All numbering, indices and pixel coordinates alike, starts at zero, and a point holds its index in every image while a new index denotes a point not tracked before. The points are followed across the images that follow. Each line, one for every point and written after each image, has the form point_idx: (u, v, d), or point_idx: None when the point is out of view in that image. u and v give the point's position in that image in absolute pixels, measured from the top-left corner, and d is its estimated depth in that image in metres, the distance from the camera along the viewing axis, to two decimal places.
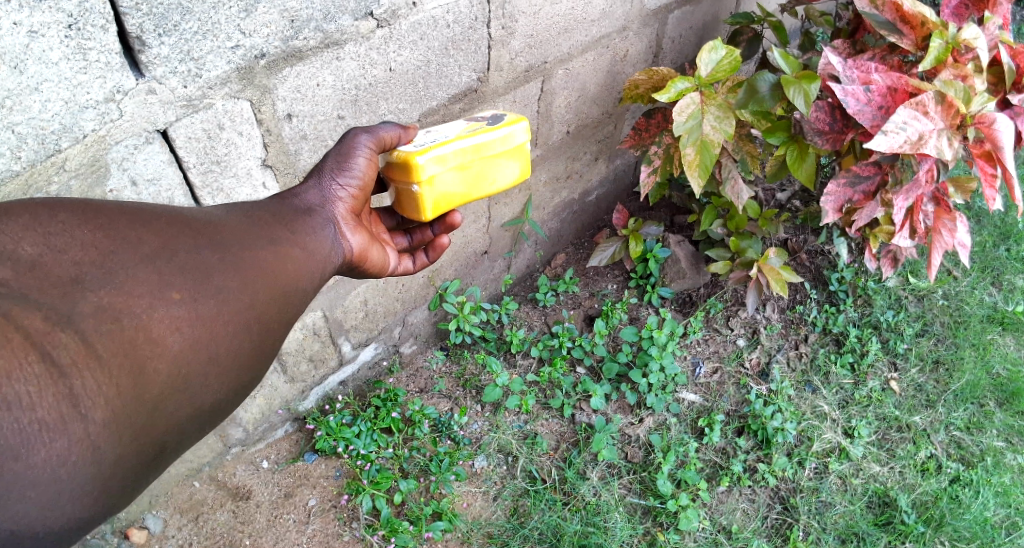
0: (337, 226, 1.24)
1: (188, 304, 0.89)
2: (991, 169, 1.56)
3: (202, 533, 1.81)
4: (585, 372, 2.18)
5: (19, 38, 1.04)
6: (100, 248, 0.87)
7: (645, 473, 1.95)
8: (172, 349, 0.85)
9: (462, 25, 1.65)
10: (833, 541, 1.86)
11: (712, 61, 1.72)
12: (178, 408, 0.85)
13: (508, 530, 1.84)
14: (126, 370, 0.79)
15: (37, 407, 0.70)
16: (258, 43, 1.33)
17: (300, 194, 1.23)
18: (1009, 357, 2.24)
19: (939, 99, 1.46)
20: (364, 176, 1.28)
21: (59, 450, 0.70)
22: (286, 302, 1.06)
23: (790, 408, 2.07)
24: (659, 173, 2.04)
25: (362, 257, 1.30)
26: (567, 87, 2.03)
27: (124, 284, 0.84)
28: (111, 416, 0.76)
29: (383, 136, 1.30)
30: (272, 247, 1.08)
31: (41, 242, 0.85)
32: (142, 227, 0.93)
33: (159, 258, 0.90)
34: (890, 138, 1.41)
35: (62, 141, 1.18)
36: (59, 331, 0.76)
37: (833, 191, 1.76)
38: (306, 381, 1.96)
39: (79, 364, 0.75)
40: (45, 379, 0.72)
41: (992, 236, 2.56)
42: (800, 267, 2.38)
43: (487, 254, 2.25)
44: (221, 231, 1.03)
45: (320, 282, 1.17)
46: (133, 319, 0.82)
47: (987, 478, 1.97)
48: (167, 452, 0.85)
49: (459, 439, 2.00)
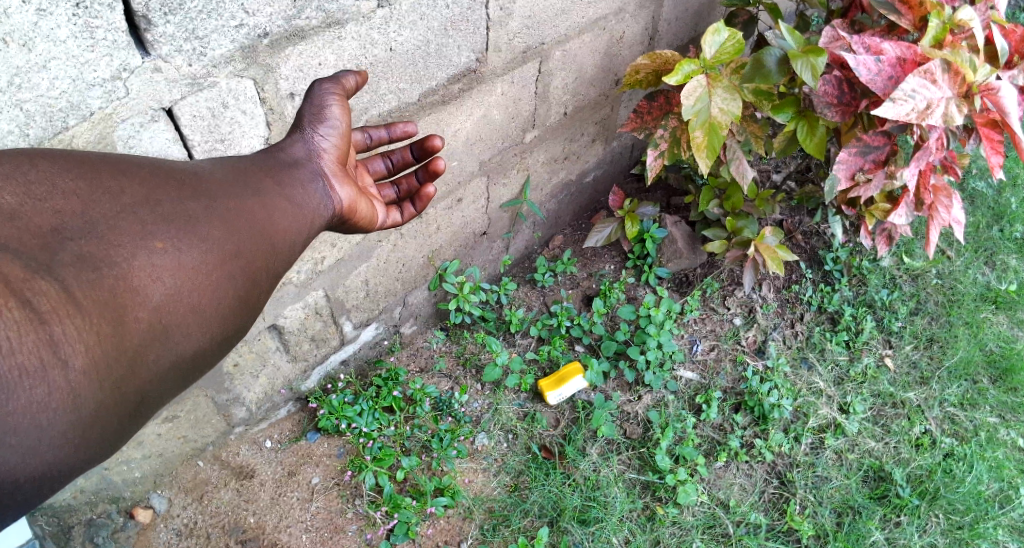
0: (325, 179, 1.24)
1: (170, 254, 0.91)
2: (996, 136, 1.63)
3: (208, 511, 1.84)
4: (584, 351, 2.20)
5: (28, 16, 1.07)
6: (81, 198, 0.89)
7: (643, 449, 1.98)
8: (152, 300, 0.87)
9: (460, 6, 1.67)
10: (828, 514, 1.89)
11: (716, 42, 1.72)
12: (159, 358, 0.87)
13: (508, 505, 1.87)
14: (106, 319, 0.81)
15: (17, 352, 0.72)
16: (262, 22, 1.35)
17: (285, 148, 1.23)
18: (1003, 334, 2.27)
19: (945, 67, 1.51)
20: (342, 125, 1.27)
21: (40, 397, 0.73)
22: (272, 255, 1.07)
23: (786, 385, 2.10)
24: (666, 157, 2.06)
25: (352, 210, 1.29)
26: (563, 69, 2.06)
27: (107, 235, 0.87)
28: (90, 363, 0.78)
29: (344, 83, 1.29)
30: (257, 199, 1.09)
31: (22, 193, 0.86)
32: (125, 179, 0.96)
33: (141, 208, 0.93)
34: (898, 107, 1.45)
35: (69, 119, 1.21)
36: (38, 279, 0.78)
37: (846, 160, 1.78)
38: (308, 360, 1.99)
39: (58, 311, 0.77)
40: (25, 326, 0.74)
41: (986, 216, 2.59)
42: (795, 247, 2.41)
43: (485, 236, 2.28)
44: (205, 183, 1.05)
45: (308, 238, 1.17)
46: (113, 269, 0.84)
47: (980, 453, 2.00)
48: (146, 403, 0.88)
49: (459, 417, 2.02)
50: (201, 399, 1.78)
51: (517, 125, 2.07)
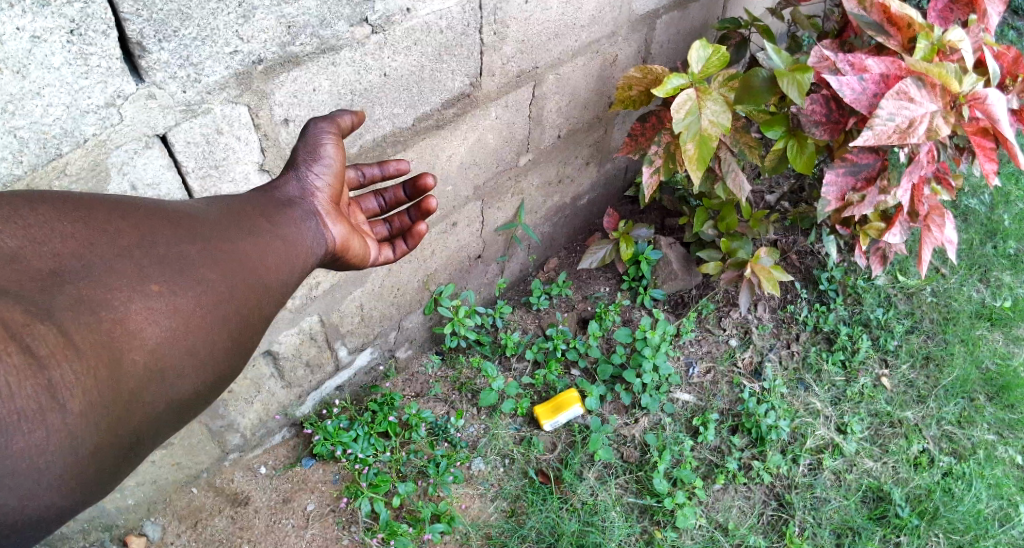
0: (318, 217, 1.24)
1: (166, 297, 0.90)
2: (989, 144, 1.63)
3: (201, 539, 1.81)
4: (580, 374, 2.19)
5: (21, 43, 1.07)
6: (80, 240, 0.89)
7: (641, 473, 1.96)
8: (149, 342, 0.86)
9: (455, 31, 1.67)
10: (828, 535, 1.87)
11: (702, 58, 1.76)
12: (155, 399, 0.86)
13: (505, 531, 1.85)
14: (104, 361, 0.80)
15: (15, 398, 0.71)
16: (256, 48, 1.36)
17: (280, 187, 1.25)
18: (998, 351, 2.28)
19: (922, 84, 1.53)
20: (336, 163, 1.28)
21: (37, 441, 0.72)
22: (265, 294, 1.06)
23: (783, 405, 2.09)
24: (660, 172, 2.06)
25: (345, 247, 1.30)
26: (557, 93, 2.08)
27: (103, 277, 0.86)
28: (88, 407, 0.77)
29: (341, 122, 1.32)
30: (251, 239, 1.09)
31: (21, 234, 0.86)
32: (122, 221, 0.95)
33: (137, 251, 0.92)
34: (877, 132, 1.49)
35: (63, 146, 1.21)
36: (37, 323, 0.76)
37: (834, 181, 1.81)
38: (303, 386, 1.97)
39: (57, 355, 0.76)
40: (23, 371, 0.72)
41: (978, 234, 2.61)
42: (789, 267, 2.43)
43: (480, 259, 2.28)
44: (200, 225, 1.05)
45: (301, 275, 1.17)
46: (110, 311, 0.83)
47: (979, 471, 2.00)
48: (142, 444, 0.86)
49: (455, 441, 2.01)
50: (195, 426, 1.76)
51: (512, 148, 2.08)
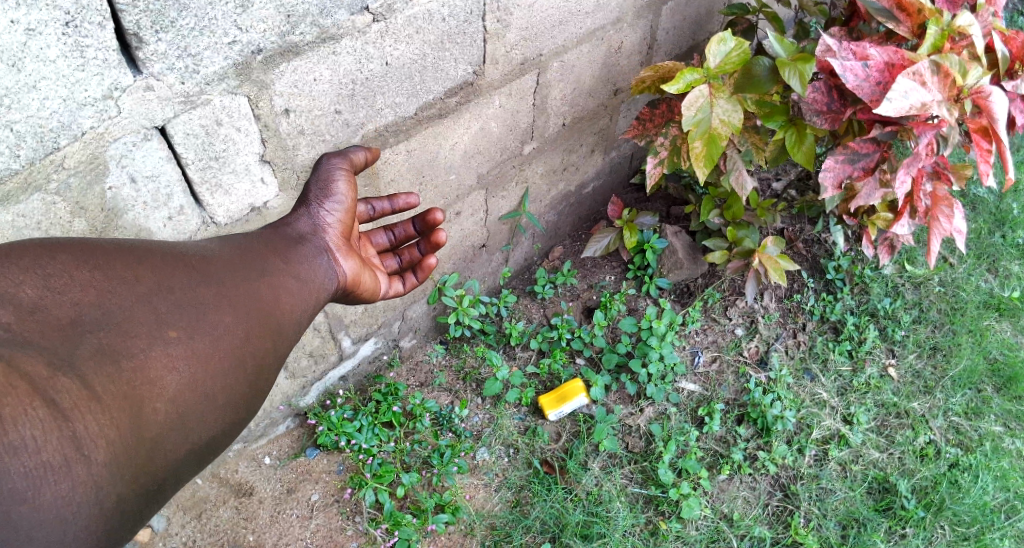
0: (329, 253, 1.31)
1: (184, 342, 0.94)
2: (987, 145, 1.58)
3: (207, 530, 1.82)
4: (585, 363, 2.18)
5: (16, 36, 1.04)
6: (98, 287, 0.91)
7: (646, 463, 1.96)
8: (168, 390, 0.89)
9: (457, 19, 1.64)
10: (833, 526, 1.87)
11: (721, 53, 1.69)
12: (176, 444, 0.90)
13: (509, 522, 1.86)
14: (126, 411, 0.84)
15: (42, 450, 0.75)
16: (255, 39, 1.33)
17: (291, 223, 1.31)
18: (1006, 342, 2.25)
19: (935, 69, 1.48)
20: (347, 200, 1.36)
21: (64, 492, 0.75)
22: (278, 333, 1.11)
23: (789, 396, 2.08)
24: (666, 165, 2.03)
25: (354, 281, 1.38)
26: (562, 80, 2.04)
27: (121, 324, 0.89)
28: (111, 456, 0.80)
29: (354, 159, 1.40)
30: (264, 279, 1.13)
31: (41, 284, 0.87)
32: (138, 265, 0.98)
33: (155, 296, 0.95)
34: (896, 104, 1.41)
35: (60, 139, 1.19)
36: (60, 376, 0.80)
37: (831, 168, 1.76)
38: (307, 376, 1.97)
39: (81, 407, 0.79)
40: (49, 424, 0.76)
41: (988, 222, 2.57)
42: (796, 256, 2.38)
43: (485, 248, 2.26)
44: (214, 266, 1.08)
45: (314, 310, 1.23)
46: (131, 360, 0.87)
47: (986, 462, 1.98)
48: (163, 488, 0.89)
49: (459, 431, 2.01)
50: None
51: (515, 137, 2.05)
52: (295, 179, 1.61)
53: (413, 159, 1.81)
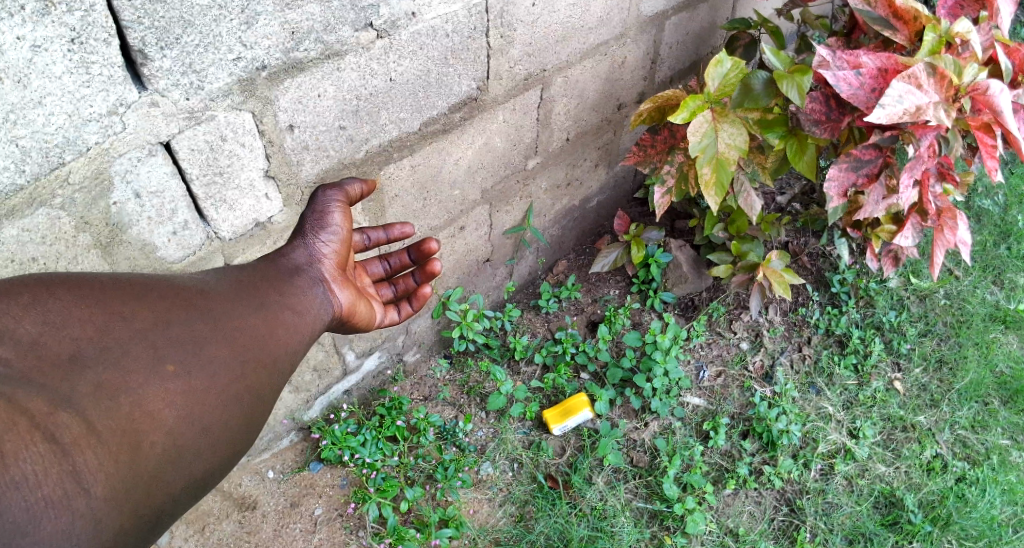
0: (325, 284, 1.30)
1: (181, 377, 0.94)
2: (991, 140, 1.55)
3: (210, 544, 1.80)
4: (589, 378, 2.18)
5: (21, 52, 1.04)
6: (97, 324, 0.91)
7: (651, 478, 1.95)
8: (166, 423, 0.89)
9: (461, 35, 1.64)
10: (839, 541, 1.86)
11: (720, 74, 1.74)
12: (175, 478, 0.90)
13: (513, 536, 1.85)
14: (125, 446, 0.84)
15: (42, 485, 0.75)
16: (259, 55, 1.33)
17: (287, 254, 1.30)
18: (1013, 355, 2.24)
19: (930, 72, 1.49)
20: (342, 231, 1.36)
21: (64, 525, 0.75)
22: (275, 367, 1.10)
23: (795, 410, 2.07)
24: (672, 193, 2.03)
25: (351, 312, 1.37)
26: (566, 95, 2.04)
27: (120, 360, 0.89)
28: (110, 490, 0.80)
29: (350, 191, 1.40)
30: (261, 312, 1.13)
31: (40, 320, 0.87)
32: (135, 300, 0.98)
33: (153, 331, 0.95)
34: (889, 110, 1.42)
35: (65, 154, 1.19)
36: (61, 412, 0.81)
37: (835, 176, 1.74)
38: (311, 390, 1.96)
39: (80, 442, 0.80)
40: (49, 458, 0.76)
41: (993, 234, 2.56)
42: (801, 270, 2.38)
43: (488, 262, 2.26)
44: (210, 299, 1.08)
45: (309, 343, 1.22)
46: (130, 396, 0.87)
47: (993, 477, 1.97)
48: (160, 524, 0.89)
49: (464, 446, 2.00)
50: None
51: (520, 151, 2.05)
52: (299, 196, 1.61)
53: (417, 174, 1.81)
